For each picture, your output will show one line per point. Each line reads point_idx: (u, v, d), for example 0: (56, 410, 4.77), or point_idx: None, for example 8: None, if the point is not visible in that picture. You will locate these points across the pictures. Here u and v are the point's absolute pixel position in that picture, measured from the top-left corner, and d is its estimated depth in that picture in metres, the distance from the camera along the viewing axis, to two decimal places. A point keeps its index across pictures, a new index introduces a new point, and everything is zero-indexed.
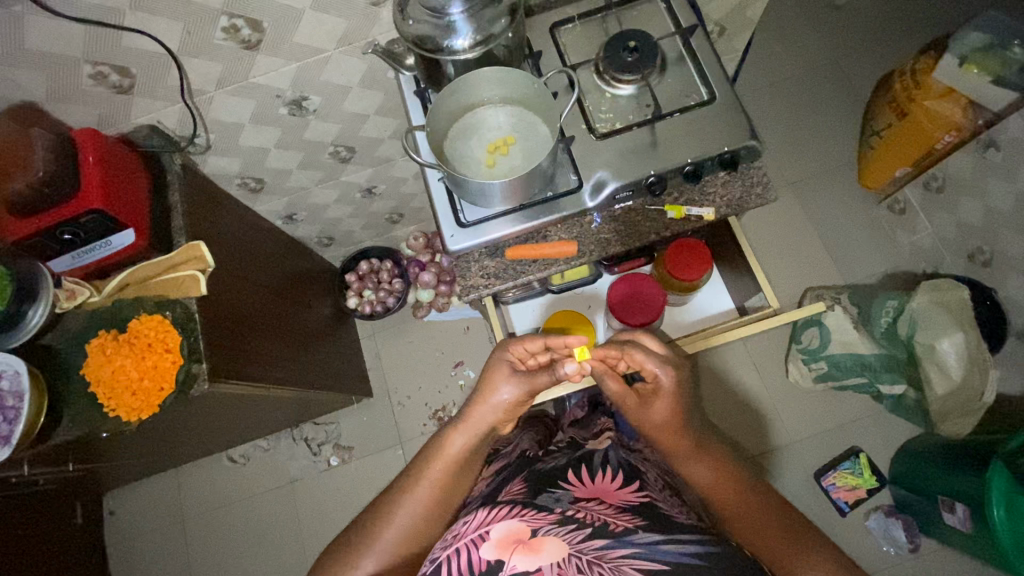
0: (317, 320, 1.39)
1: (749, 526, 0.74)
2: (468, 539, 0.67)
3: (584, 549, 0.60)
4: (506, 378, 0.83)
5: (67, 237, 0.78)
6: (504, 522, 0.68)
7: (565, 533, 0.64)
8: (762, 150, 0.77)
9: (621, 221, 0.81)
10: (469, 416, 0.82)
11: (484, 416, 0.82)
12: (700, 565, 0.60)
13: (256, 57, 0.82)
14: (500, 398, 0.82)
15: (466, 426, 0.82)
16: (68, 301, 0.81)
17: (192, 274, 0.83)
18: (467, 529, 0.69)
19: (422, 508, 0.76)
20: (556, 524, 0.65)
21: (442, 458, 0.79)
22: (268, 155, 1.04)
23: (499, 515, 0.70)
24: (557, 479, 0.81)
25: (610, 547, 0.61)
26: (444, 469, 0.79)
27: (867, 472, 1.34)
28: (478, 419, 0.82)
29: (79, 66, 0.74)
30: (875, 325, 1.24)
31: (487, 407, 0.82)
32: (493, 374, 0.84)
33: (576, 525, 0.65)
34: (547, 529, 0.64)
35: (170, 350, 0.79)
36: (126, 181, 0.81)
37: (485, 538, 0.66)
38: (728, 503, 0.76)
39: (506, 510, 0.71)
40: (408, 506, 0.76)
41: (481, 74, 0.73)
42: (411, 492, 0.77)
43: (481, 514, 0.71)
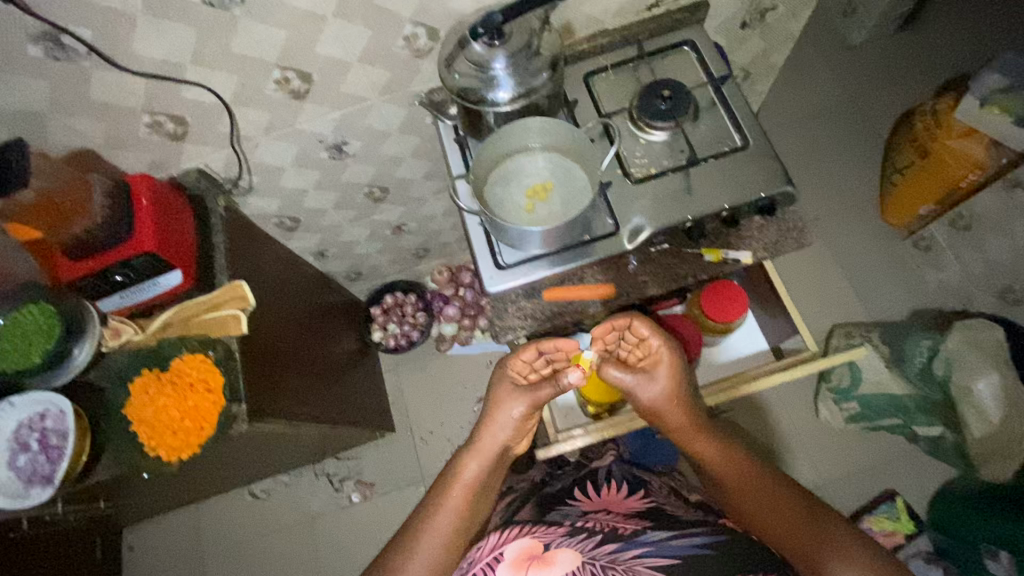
0: (342, 353, 1.39)
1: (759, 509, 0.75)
2: (484, 562, 0.74)
3: (597, 555, 0.70)
4: (515, 397, 0.86)
5: (118, 278, 0.79)
6: (516, 543, 0.76)
7: (580, 542, 0.74)
8: (797, 196, 0.78)
9: (657, 263, 0.81)
10: (480, 442, 0.85)
11: (493, 438, 0.85)
12: (705, 551, 0.70)
13: (303, 105, 0.85)
14: (510, 417, 0.86)
15: (478, 449, 0.85)
16: (113, 339, 0.83)
17: (234, 314, 0.85)
18: (482, 553, 0.76)
19: (446, 537, 0.76)
20: (568, 537, 0.75)
21: (459, 486, 0.81)
22: (306, 195, 1.07)
23: (512, 535, 0.79)
24: (564, 499, 0.89)
25: (621, 550, 0.71)
26: (462, 493, 0.81)
27: (904, 516, 1.29)
28: (487, 444, 0.85)
29: (138, 116, 0.78)
30: (909, 364, 1.22)
31: (497, 430, 0.86)
32: (501, 396, 0.87)
33: (587, 533, 0.76)
34: (558, 541, 0.74)
35: (212, 390, 0.81)
36: (173, 222, 0.83)
37: (500, 559, 0.74)
38: (740, 485, 0.78)
39: (517, 530, 0.79)
40: (431, 536, 0.76)
41: (527, 124, 0.76)
42: (431, 521, 0.77)
43: (493, 538, 0.79)
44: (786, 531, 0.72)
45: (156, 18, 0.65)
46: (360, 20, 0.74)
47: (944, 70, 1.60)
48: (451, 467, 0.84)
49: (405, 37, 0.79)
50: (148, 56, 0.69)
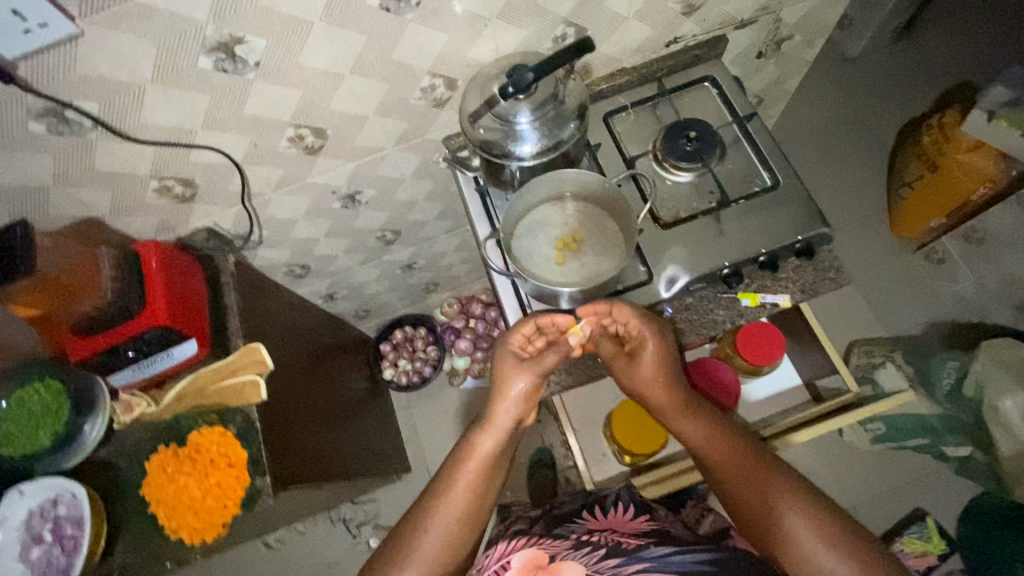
0: (354, 396, 1.35)
1: (765, 522, 0.64)
2: (492, 570, 0.69)
3: (600, 569, 0.63)
4: (520, 369, 0.74)
5: (131, 353, 0.76)
6: (522, 551, 0.70)
7: (582, 558, 0.66)
8: (833, 236, 0.76)
9: (692, 310, 0.78)
10: (490, 418, 0.74)
11: (503, 417, 0.74)
12: (714, 569, 0.61)
13: (318, 160, 0.82)
14: (513, 395, 0.74)
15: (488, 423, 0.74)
16: (125, 414, 0.78)
17: (251, 379, 0.80)
18: (489, 562, 0.71)
19: (459, 523, 0.68)
20: (572, 550, 0.68)
21: (469, 464, 0.71)
22: (317, 244, 1.04)
23: (518, 545, 0.73)
24: (567, 520, 0.80)
25: (624, 564, 0.63)
26: (472, 475, 0.70)
27: (936, 536, 1.25)
28: (498, 422, 0.74)
29: (146, 182, 0.74)
30: (937, 387, 1.23)
31: (506, 404, 0.74)
32: (507, 367, 0.75)
33: (593, 548, 0.68)
34: (564, 554, 0.67)
35: (233, 465, 0.77)
36: (186, 290, 0.79)
37: (506, 568, 0.68)
38: (743, 493, 0.66)
39: (523, 542, 0.74)
40: (437, 527, 0.67)
41: (562, 176, 0.74)
42: (435, 509, 0.68)
43: (500, 548, 0.74)
44: (799, 555, 0.61)
45: (168, 88, 0.62)
46: (377, 76, 0.71)
47: (944, 79, 1.60)
48: (457, 446, 0.74)
49: (422, 88, 0.76)
50: (157, 124, 0.66)
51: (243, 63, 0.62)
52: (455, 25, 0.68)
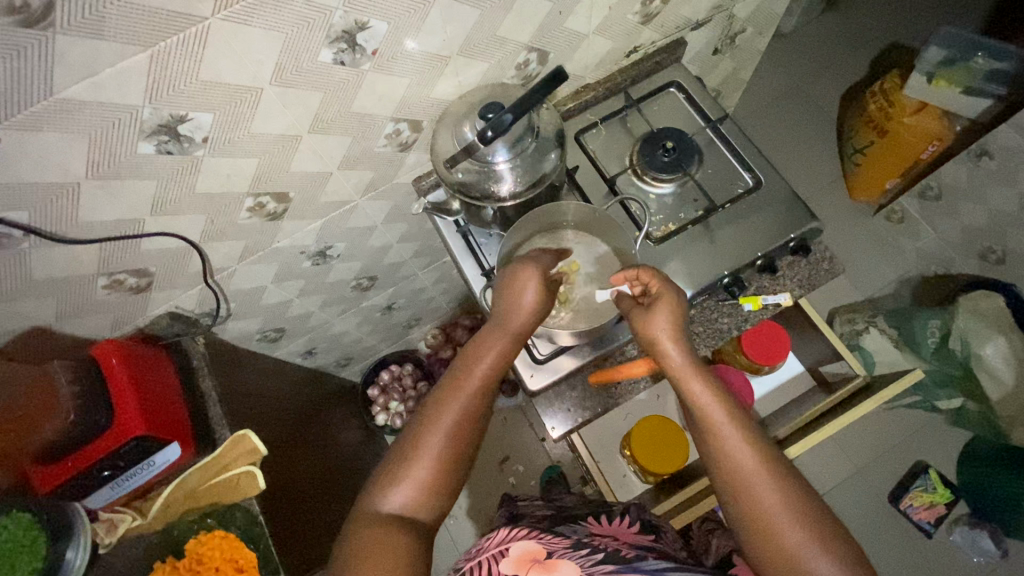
0: (348, 451, 1.28)
1: (761, 535, 0.50)
2: (489, 555, 0.59)
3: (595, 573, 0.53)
4: (535, 288, 0.62)
5: (106, 473, 0.68)
6: (522, 541, 0.60)
7: (580, 560, 0.56)
8: (823, 227, 0.76)
9: (697, 322, 0.77)
10: (503, 315, 0.62)
11: (520, 318, 0.61)
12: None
13: (282, 224, 0.76)
14: (523, 307, 0.61)
15: (504, 322, 0.61)
16: (109, 534, 0.71)
17: (247, 470, 0.75)
18: (488, 543, 0.62)
19: (458, 429, 0.55)
20: (571, 550, 0.58)
21: (473, 371, 0.58)
22: (290, 305, 0.97)
23: (518, 534, 0.63)
24: (570, 521, 0.70)
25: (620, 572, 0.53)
26: (476, 388, 0.57)
27: (941, 487, 1.32)
28: (513, 321, 0.61)
29: (94, 280, 0.66)
30: (923, 346, 1.22)
31: (518, 310, 0.61)
32: (522, 270, 0.63)
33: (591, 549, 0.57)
34: (562, 553, 0.57)
35: (242, 569, 0.69)
36: (157, 388, 0.72)
37: (504, 554, 0.59)
38: (738, 487, 0.52)
39: (525, 531, 0.64)
40: (428, 446, 0.54)
41: (559, 209, 0.73)
42: (434, 414, 0.55)
43: (500, 533, 0.64)
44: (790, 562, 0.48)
45: (105, 181, 0.55)
46: (338, 132, 0.66)
47: (875, 45, 1.66)
48: (465, 350, 0.60)
49: (387, 135, 0.71)
50: (101, 220, 0.59)
51: (189, 142, 0.56)
52: (414, 68, 0.64)
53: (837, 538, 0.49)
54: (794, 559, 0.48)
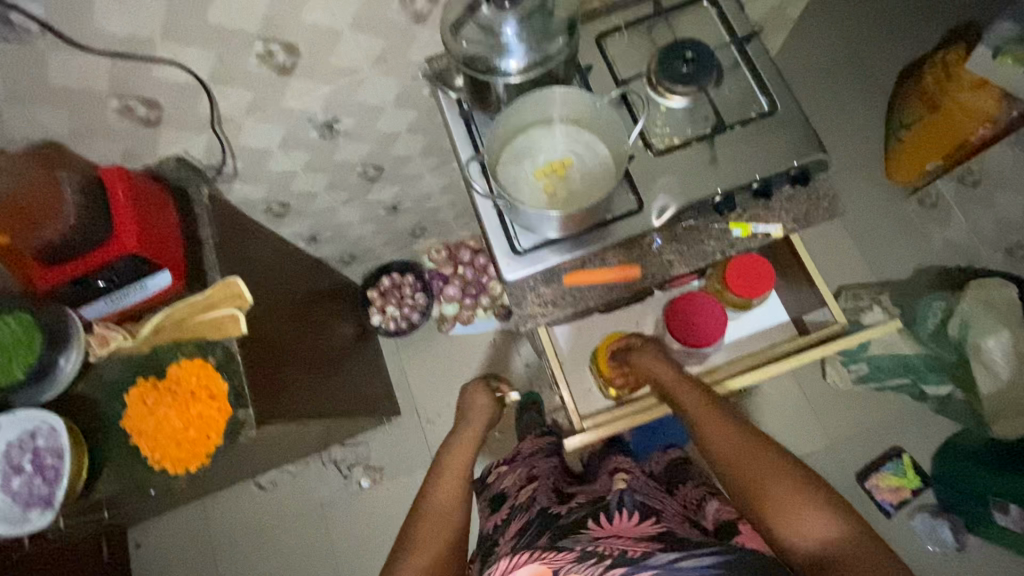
0: (341, 341, 1.34)
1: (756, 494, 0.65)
2: None
3: None
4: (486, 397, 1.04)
5: (101, 283, 0.74)
6: (526, 567, 0.60)
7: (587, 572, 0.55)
8: (830, 162, 0.74)
9: (683, 240, 0.77)
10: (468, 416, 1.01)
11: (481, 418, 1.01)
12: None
13: (290, 81, 0.77)
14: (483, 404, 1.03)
15: (471, 418, 1.00)
16: (102, 347, 0.76)
17: (232, 313, 0.79)
18: None
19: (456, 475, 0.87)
20: (575, 562, 0.58)
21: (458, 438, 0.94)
22: (295, 179, 1.00)
23: (522, 560, 0.62)
24: (570, 531, 0.68)
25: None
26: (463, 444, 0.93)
27: (910, 473, 1.32)
28: (478, 418, 1.00)
29: (105, 101, 0.69)
30: (922, 328, 1.21)
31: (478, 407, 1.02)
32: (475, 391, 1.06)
33: (597, 558, 0.57)
34: (567, 568, 0.57)
35: (215, 396, 0.76)
36: (156, 216, 0.76)
37: None
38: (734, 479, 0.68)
39: (527, 555, 0.63)
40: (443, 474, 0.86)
41: (551, 94, 0.69)
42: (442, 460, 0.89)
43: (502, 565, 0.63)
44: (781, 508, 0.62)
45: None
46: None
47: None
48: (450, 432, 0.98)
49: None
50: (110, 31, 0.61)
51: None
52: None
53: (812, 484, 0.63)
54: (781, 504, 0.62)
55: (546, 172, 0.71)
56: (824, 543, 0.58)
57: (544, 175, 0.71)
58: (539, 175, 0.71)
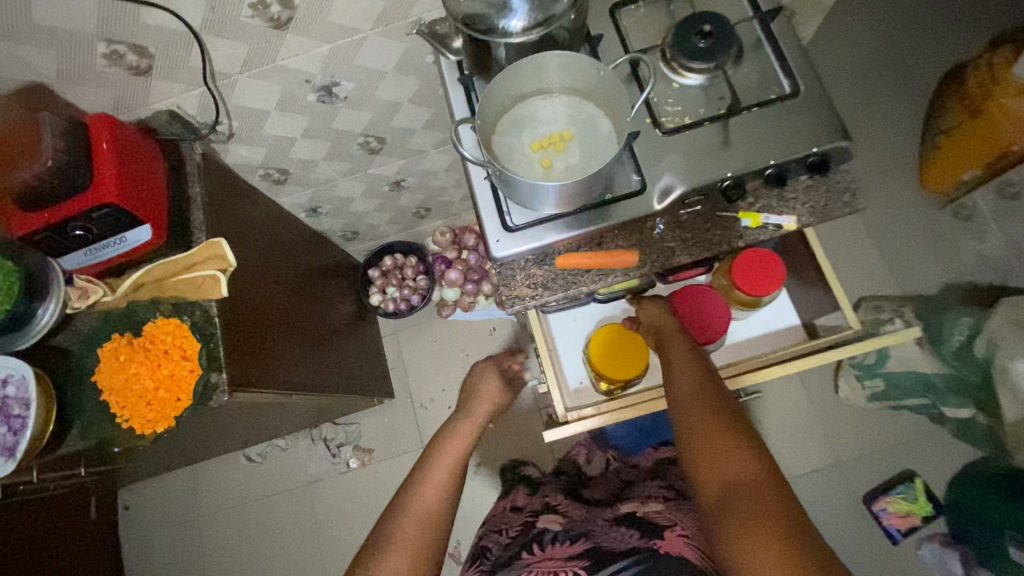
0: (339, 318, 1.31)
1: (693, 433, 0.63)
2: None
3: None
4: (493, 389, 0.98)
5: (79, 233, 0.71)
6: None
7: None
8: (854, 151, 0.68)
9: (687, 228, 0.72)
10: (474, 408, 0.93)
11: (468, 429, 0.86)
12: None
13: (285, 37, 0.74)
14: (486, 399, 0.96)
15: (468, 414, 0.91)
16: (81, 301, 0.75)
17: (211, 275, 0.77)
18: None
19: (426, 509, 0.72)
20: None
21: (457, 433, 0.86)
22: (293, 144, 0.97)
23: None
24: (507, 563, 0.72)
25: None
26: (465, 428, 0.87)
27: (922, 498, 1.24)
28: (464, 428, 0.87)
29: (93, 44, 0.67)
30: (945, 344, 1.11)
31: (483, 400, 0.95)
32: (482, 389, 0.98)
33: None
34: None
35: (188, 357, 0.73)
36: (141, 169, 0.74)
37: None
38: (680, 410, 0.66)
39: None
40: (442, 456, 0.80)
41: (549, 61, 0.64)
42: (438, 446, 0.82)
43: None
44: (709, 449, 0.60)
45: None
46: None
47: None
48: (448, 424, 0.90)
49: None
50: None
51: None
52: None
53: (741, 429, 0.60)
54: (711, 445, 0.60)
55: (541, 146, 0.67)
56: (736, 486, 0.55)
57: (539, 148, 0.67)
58: (535, 149, 0.67)
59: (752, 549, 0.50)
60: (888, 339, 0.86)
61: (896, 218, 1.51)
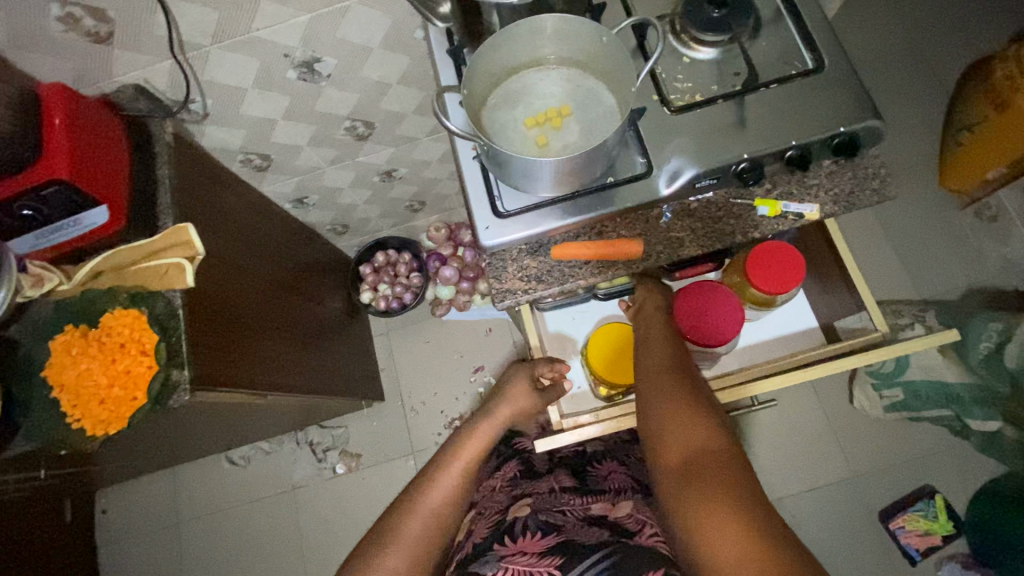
0: (326, 315, 1.25)
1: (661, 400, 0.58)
2: None
3: None
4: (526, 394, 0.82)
5: (27, 213, 0.65)
6: None
7: None
8: (884, 133, 0.62)
9: (697, 217, 0.65)
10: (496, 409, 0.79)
11: (493, 432, 0.76)
12: None
13: (259, 4, 0.68)
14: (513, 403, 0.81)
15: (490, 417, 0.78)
16: (34, 288, 0.68)
17: (176, 263, 0.71)
18: None
19: (432, 517, 0.64)
20: None
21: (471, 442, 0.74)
22: (274, 128, 0.91)
23: None
24: (475, 557, 0.64)
25: None
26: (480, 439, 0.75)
27: (943, 516, 1.16)
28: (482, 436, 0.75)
29: (45, 5, 0.62)
30: (972, 351, 1.03)
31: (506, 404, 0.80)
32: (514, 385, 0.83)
33: None
34: None
35: (146, 352, 0.66)
36: (100, 145, 0.68)
37: None
38: (645, 379, 0.62)
39: None
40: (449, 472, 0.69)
41: (545, 27, 0.58)
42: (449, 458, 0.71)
43: None
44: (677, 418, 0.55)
45: None
46: None
47: None
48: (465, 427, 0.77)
49: None
50: None
51: None
52: None
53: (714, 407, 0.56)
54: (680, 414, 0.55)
55: (536, 122, 0.60)
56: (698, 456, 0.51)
57: (535, 123, 0.60)
58: (529, 125, 0.60)
59: (711, 521, 0.46)
60: (917, 343, 0.78)
61: (914, 219, 1.44)
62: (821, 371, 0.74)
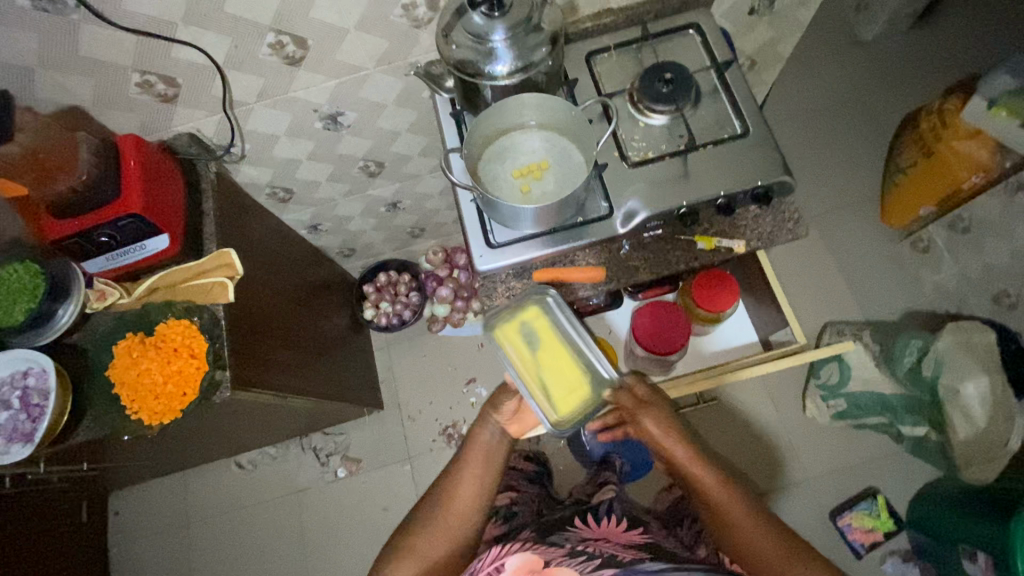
0: (333, 329, 1.38)
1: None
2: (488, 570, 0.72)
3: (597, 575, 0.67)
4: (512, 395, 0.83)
5: (103, 240, 0.79)
6: (518, 553, 0.74)
7: (574, 565, 0.70)
8: (795, 186, 0.78)
9: (650, 249, 0.81)
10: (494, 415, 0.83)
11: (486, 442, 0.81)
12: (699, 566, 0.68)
13: (298, 73, 0.84)
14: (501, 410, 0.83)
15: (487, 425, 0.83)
16: (98, 302, 0.82)
17: (220, 281, 0.84)
18: (481, 563, 0.75)
19: (452, 522, 0.78)
20: (567, 556, 0.72)
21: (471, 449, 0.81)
22: (299, 166, 1.06)
23: (513, 548, 0.76)
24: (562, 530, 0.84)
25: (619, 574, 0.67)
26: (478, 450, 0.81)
27: (884, 514, 1.30)
28: (480, 443, 0.81)
29: (128, 74, 0.77)
30: (899, 364, 1.24)
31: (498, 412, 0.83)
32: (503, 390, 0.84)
33: (586, 557, 0.72)
34: (558, 560, 0.71)
35: (195, 355, 0.80)
36: (162, 184, 0.83)
37: (500, 569, 0.72)
38: (751, 561, 0.72)
39: (518, 545, 0.77)
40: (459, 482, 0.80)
41: (523, 101, 0.74)
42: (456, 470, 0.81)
43: (495, 549, 0.77)
44: None
45: None
46: None
47: None
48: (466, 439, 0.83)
49: (403, 6, 0.77)
50: (137, 11, 0.69)
51: None
52: None
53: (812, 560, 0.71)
54: None
55: (521, 173, 0.76)
56: None
57: (521, 174, 0.75)
58: (516, 175, 0.76)
59: None
60: (826, 352, 0.94)
61: None
62: (750, 372, 0.89)
